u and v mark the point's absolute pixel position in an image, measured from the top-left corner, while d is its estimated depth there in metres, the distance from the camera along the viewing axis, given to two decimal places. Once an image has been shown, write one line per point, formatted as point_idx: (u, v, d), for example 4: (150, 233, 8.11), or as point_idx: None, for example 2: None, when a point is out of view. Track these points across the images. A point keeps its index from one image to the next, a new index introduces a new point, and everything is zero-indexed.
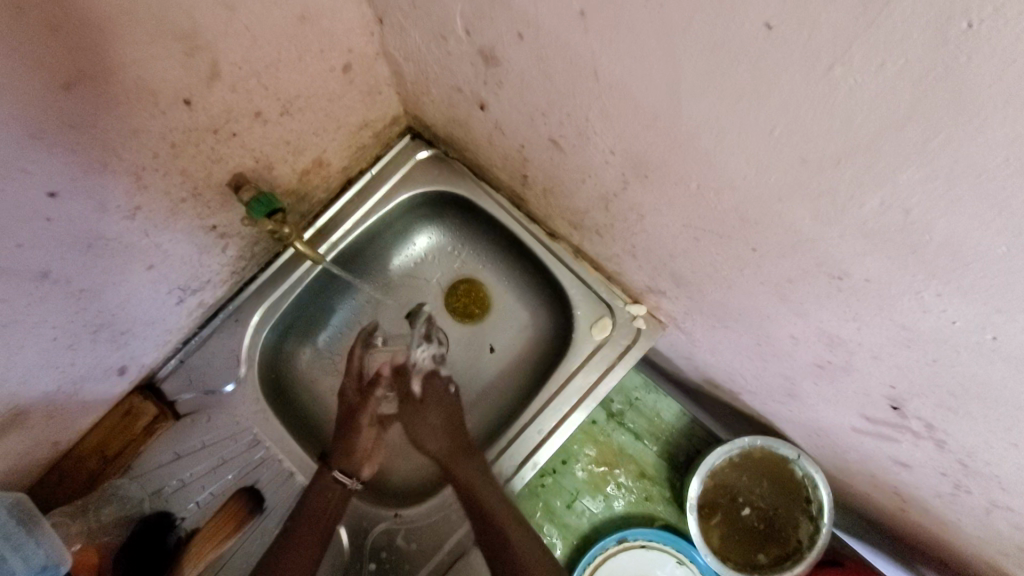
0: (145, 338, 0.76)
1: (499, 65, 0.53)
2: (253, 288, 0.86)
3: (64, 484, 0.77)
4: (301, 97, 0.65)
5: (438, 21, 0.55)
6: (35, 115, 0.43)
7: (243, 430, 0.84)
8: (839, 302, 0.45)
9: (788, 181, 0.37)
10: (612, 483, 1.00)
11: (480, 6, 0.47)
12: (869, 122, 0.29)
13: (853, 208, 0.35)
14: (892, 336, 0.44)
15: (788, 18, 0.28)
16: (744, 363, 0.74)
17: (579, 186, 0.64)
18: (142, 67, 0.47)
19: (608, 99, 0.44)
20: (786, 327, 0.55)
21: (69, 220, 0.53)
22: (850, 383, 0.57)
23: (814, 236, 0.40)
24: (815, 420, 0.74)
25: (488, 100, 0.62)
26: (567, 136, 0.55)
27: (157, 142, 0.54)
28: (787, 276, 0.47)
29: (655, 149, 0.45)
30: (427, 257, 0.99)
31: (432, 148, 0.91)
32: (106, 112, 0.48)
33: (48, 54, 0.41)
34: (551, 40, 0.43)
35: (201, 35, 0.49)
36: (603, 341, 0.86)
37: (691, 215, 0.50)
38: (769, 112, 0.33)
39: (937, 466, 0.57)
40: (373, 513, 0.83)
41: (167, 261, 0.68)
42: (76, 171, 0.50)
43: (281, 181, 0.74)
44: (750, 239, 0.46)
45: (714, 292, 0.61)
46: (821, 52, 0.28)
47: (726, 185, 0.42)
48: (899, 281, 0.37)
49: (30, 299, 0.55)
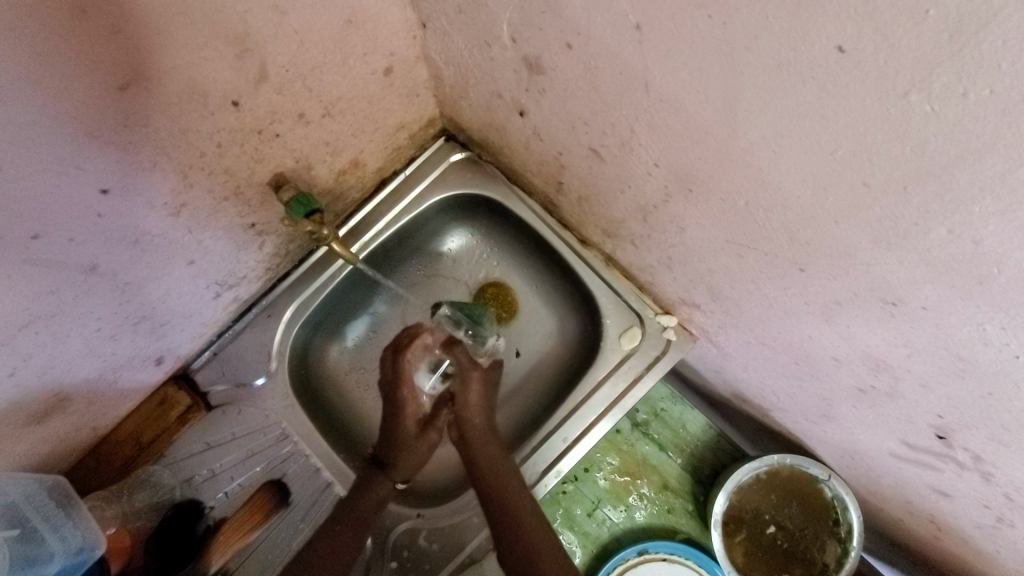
0: (182, 330, 0.78)
1: (544, 73, 0.52)
2: (286, 284, 0.88)
3: (101, 468, 0.79)
4: (343, 99, 0.66)
5: (483, 28, 0.54)
6: (92, 113, 0.44)
7: (272, 423, 0.86)
8: (890, 327, 0.43)
9: (846, 203, 0.36)
10: (635, 494, 0.99)
11: (529, 14, 0.46)
12: (945, 147, 0.28)
13: (917, 234, 0.33)
14: (945, 365, 0.42)
15: (863, 40, 0.27)
16: (779, 380, 0.73)
17: (617, 195, 0.63)
18: (195, 68, 0.48)
19: (657, 111, 0.44)
20: (828, 349, 0.54)
21: (119, 215, 0.54)
22: (893, 409, 0.55)
23: (869, 260, 0.38)
24: (849, 442, 0.72)
25: (529, 108, 0.62)
26: (609, 146, 0.54)
27: (205, 142, 0.55)
28: (835, 298, 0.46)
29: (702, 164, 0.45)
30: (456, 259, 0.99)
31: (466, 150, 0.91)
32: (159, 112, 0.49)
33: (108, 55, 0.42)
34: (601, 50, 0.42)
35: (251, 38, 0.50)
36: (632, 351, 0.86)
37: (735, 231, 0.49)
38: (833, 133, 0.32)
39: (981, 499, 0.56)
40: (396, 512, 0.84)
41: (207, 256, 0.70)
42: (127, 169, 0.51)
43: (320, 180, 0.75)
44: (799, 259, 0.45)
45: (753, 309, 0.60)
46: (898, 75, 0.27)
47: (777, 203, 0.41)
48: (960, 310, 0.36)
49: (79, 290, 0.57)
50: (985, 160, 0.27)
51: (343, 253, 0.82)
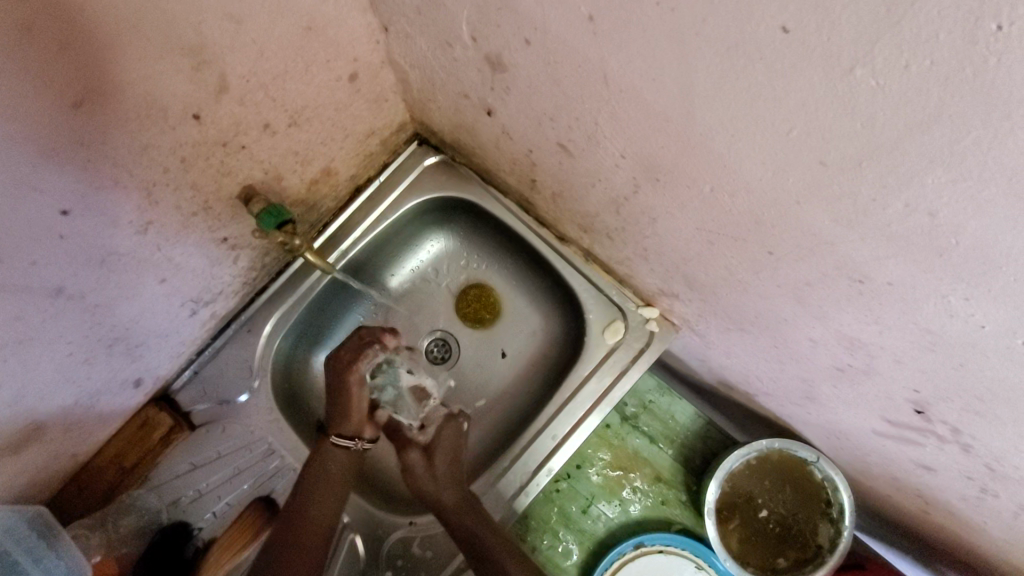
0: (158, 350, 0.77)
1: (506, 71, 0.52)
2: (264, 298, 0.87)
3: (83, 496, 0.78)
4: (309, 107, 0.65)
5: (444, 29, 0.54)
6: (46, 133, 0.43)
7: (259, 438, 0.85)
8: (861, 306, 0.44)
9: (807, 183, 0.36)
10: (628, 488, 0.99)
11: (486, 12, 0.46)
12: (893, 121, 0.28)
13: (876, 210, 0.34)
14: (915, 340, 0.43)
15: (806, 18, 0.26)
16: (760, 364, 0.73)
17: (588, 190, 0.63)
18: (151, 82, 0.47)
19: (617, 102, 0.44)
20: (805, 331, 0.54)
21: (82, 236, 0.53)
22: (872, 387, 0.56)
23: (833, 239, 0.39)
24: (834, 422, 0.72)
25: (495, 106, 0.62)
26: (575, 140, 0.54)
27: (168, 157, 0.54)
28: (806, 279, 0.46)
29: (667, 152, 0.45)
30: (436, 263, 0.99)
31: (439, 154, 0.91)
32: (116, 129, 0.48)
33: (56, 72, 0.41)
34: (559, 44, 0.42)
35: (208, 50, 0.49)
36: (616, 345, 0.86)
37: (705, 218, 0.50)
38: (787, 114, 0.32)
39: (964, 471, 0.56)
40: (389, 520, 0.84)
41: (179, 274, 0.69)
42: (88, 188, 0.50)
43: (291, 191, 0.74)
44: (766, 243, 0.46)
45: (729, 296, 0.61)
46: (842, 51, 0.26)
47: (742, 188, 0.41)
48: (925, 285, 0.36)
49: (45, 315, 0.55)
50: (933, 131, 0.27)
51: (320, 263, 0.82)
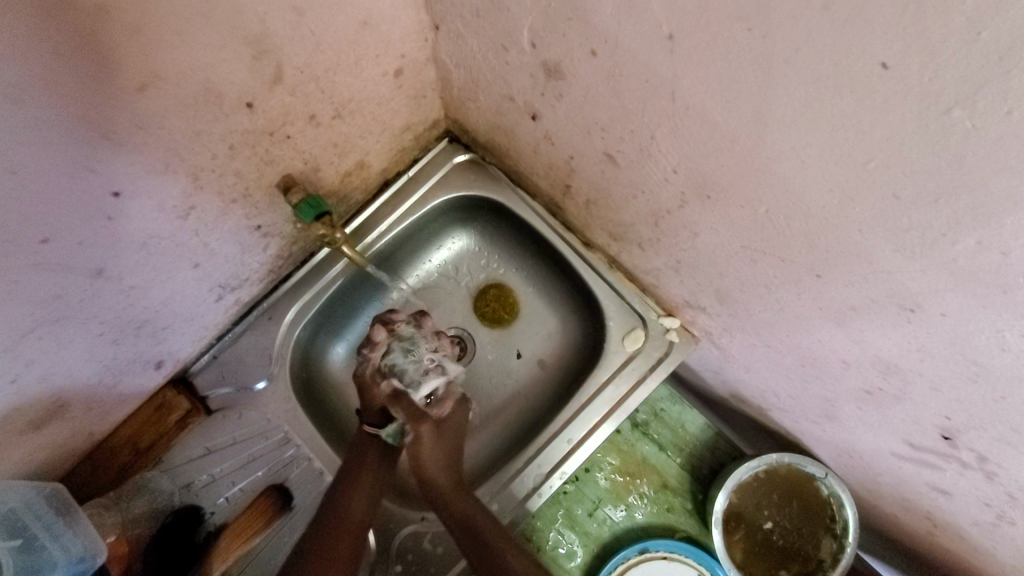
0: (183, 333, 0.76)
1: (562, 78, 0.53)
2: (288, 286, 0.87)
3: (97, 475, 0.78)
4: (353, 100, 0.65)
5: (501, 33, 0.54)
6: (109, 116, 0.43)
7: (275, 427, 0.85)
8: (906, 333, 0.45)
9: (874, 213, 0.37)
10: (635, 493, 1.00)
11: (552, 20, 0.46)
12: (982, 163, 0.28)
13: (944, 244, 0.34)
14: (958, 370, 0.44)
15: (908, 57, 0.27)
16: (781, 380, 0.74)
17: (628, 200, 0.63)
18: (212, 71, 0.47)
19: (681, 119, 0.44)
20: (838, 351, 0.55)
21: (128, 219, 0.53)
22: (900, 411, 0.57)
23: (891, 267, 0.40)
24: (850, 442, 0.74)
25: (542, 111, 0.62)
26: (625, 151, 0.55)
27: (217, 144, 0.54)
28: (851, 303, 0.47)
29: (724, 171, 0.45)
30: (457, 261, 0.99)
31: (469, 152, 0.91)
32: (175, 115, 0.48)
33: (126, 55, 0.40)
34: (628, 57, 0.43)
35: (269, 40, 0.49)
36: (635, 353, 0.86)
37: (753, 237, 0.50)
38: (867, 147, 0.33)
39: (982, 497, 0.58)
40: (401, 514, 0.84)
41: (212, 259, 0.68)
42: (140, 172, 0.50)
43: (325, 182, 0.74)
44: (816, 266, 0.46)
45: (762, 312, 0.61)
46: (940, 93, 0.27)
47: (800, 212, 0.42)
48: (980, 318, 0.37)
49: (85, 295, 0.55)
50: (1022, 176, 0.27)
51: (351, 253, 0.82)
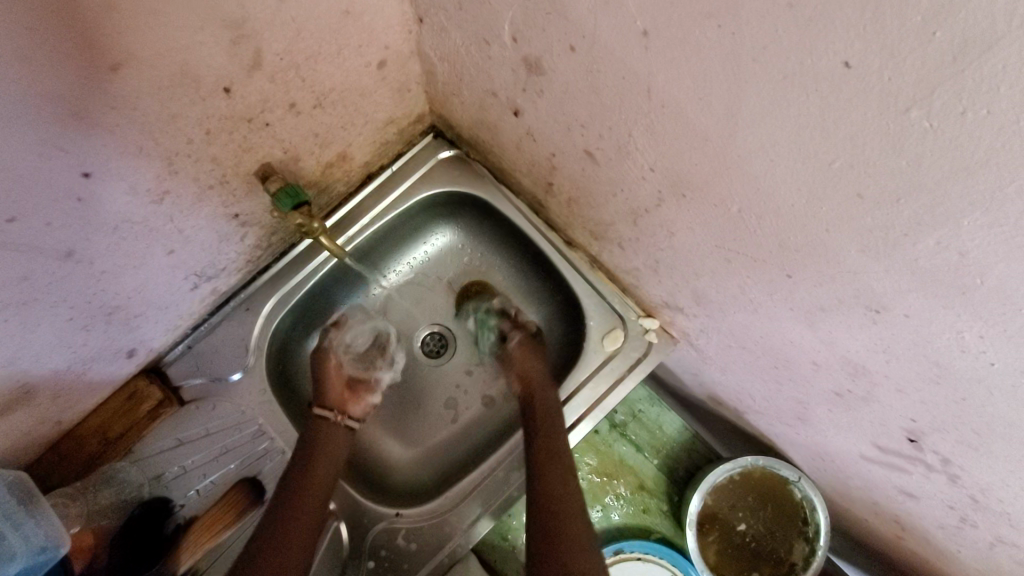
0: (156, 322, 0.75)
1: (543, 74, 0.53)
2: (266, 277, 0.86)
3: (63, 465, 0.76)
4: (335, 91, 0.65)
5: (484, 27, 0.54)
6: (79, 95, 0.43)
7: (248, 419, 0.84)
8: (872, 334, 0.45)
9: (840, 213, 0.37)
10: (611, 494, 1.00)
11: (532, 14, 0.46)
12: (939, 164, 0.29)
13: (906, 245, 0.35)
14: (921, 371, 0.45)
15: (870, 57, 0.27)
16: (757, 383, 0.75)
17: (608, 199, 0.64)
18: (188, 53, 0.47)
19: (657, 116, 0.44)
20: (809, 353, 0.56)
21: (99, 202, 0.52)
22: (867, 413, 0.58)
23: (857, 268, 0.40)
24: (822, 444, 0.74)
25: (523, 107, 0.62)
26: (604, 149, 0.55)
27: (193, 129, 0.53)
28: (820, 304, 0.47)
29: (699, 170, 0.46)
30: (440, 257, 0.99)
31: (454, 148, 0.91)
32: (148, 97, 0.47)
33: (97, 33, 0.40)
34: (605, 54, 0.43)
35: (248, 24, 0.49)
36: (614, 353, 0.87)
37: (726, 237, 0.51)
38: (833, 145, 0.33)
39: (945, 498, 0.59)
40: (375, 510, 0.83)
41: (187, 246, 0.68)
42: (111, 154, 0.49)
43: (306, 173, 0.73)
44: (786, 266, 0.47)
45: (737, 313, 0.62)
46: (900, 93, 0.28)
47: (771, 211, 0.43)
48: (941, 319, 0.38)
49: (52, 277, 0.54)
50: (976, 177, 0.28)
51: (332, 247, 0.81)
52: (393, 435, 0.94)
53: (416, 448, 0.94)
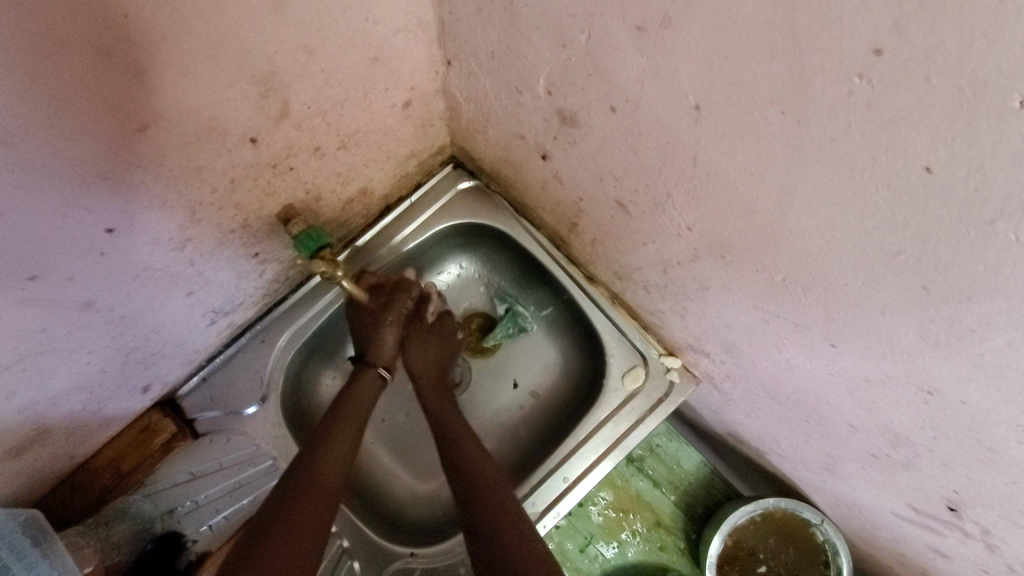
0: (172, 358, 0.74)
1: (577, 127, 0.51)
2: (282, 309, 0.85)
3: (75, 498, 0.74)
4: (360, 132, 0.63)
5: (516, 76, 0.53)
6: (106, 157, 0.41)
7: (262, 452, 0.83)
8: (921, 411, 0.44)
9: (899, 300, 0.35)
10: (628, 530, 0.98)
11: (570, 72, 0.45)
12: (1019, 275, 0.27)
13: (970, 339, 0.33)
14: (970, 451, 0.43)
15: (954, 165, 0.26)
16: (784, 431, 0.72)
17: (638, 247, 0.62)
18: (217, 109, 0.45)
19: (700, 184, 0.43)
20: (846, 416, 0.54)
21: (121, 254, 0.51)
22: (905, 477, 0.56)
23: (912, 351, 0.38)
24: (851, 495, 0.72)
25: (553, 153, 0.61)
26: (639, 203, 0.53)
27: (218, 178, 0.52)
28: (865, 376, 0.46)
29: (742, 237, 0.44)
30: (456, 287, 0.98)
31: (474, 179, 0.90)
32: (174, 152, 0.46)
33: (127, 97, 0.39)
34: (650, 119, 0.41)
35: (277, 77, 0.47)
36: (635, 391, 0.85)
37: (765, 301, 0.49)
38: (899, 238, 0.32)
39: (983, 565, 0.56)
40: (390, 549, 0.81)
41: (206, 286, 0.66)
42: (135, 208, 0.48)
43: (327, 210, 0.72)
44: (830, 336, 0.45)
45: (769, 368, 0.60)
46: (983, 204, 0.26)
47: (819, 286, 0.41)
48: (1000, 410, 0.36)
49: (72, 327, 0.53)
50: None
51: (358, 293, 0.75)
52: (407, 468, 0.92)
53: (430, 481, 0.91)
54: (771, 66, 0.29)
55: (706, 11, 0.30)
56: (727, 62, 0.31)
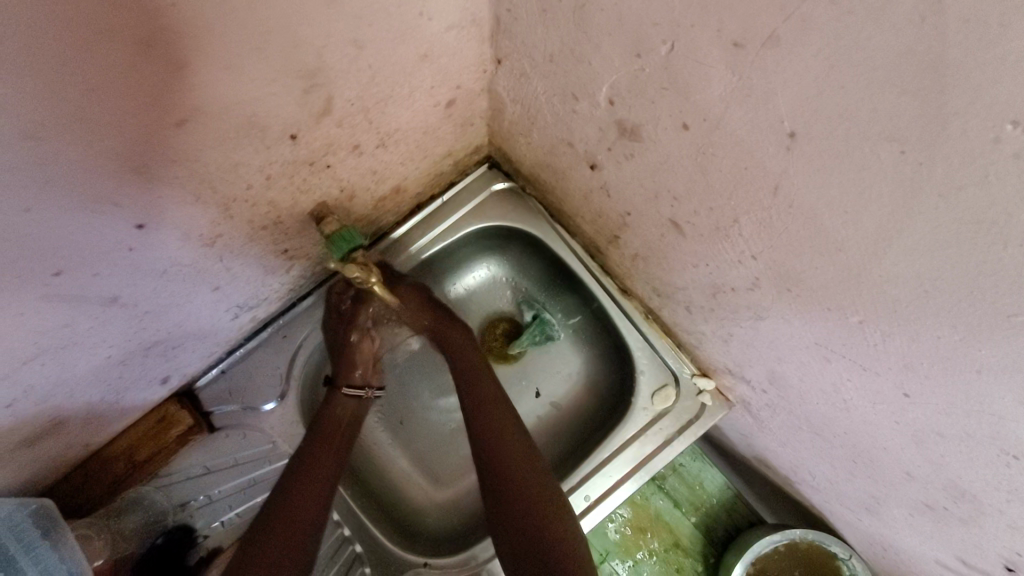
0: (195, 350, 0.72)
1: (638, 140, 0.48)
2: (305, 304, 0.83)
3: (87, 487, 0.71)
4: (400, 131, 0.60)
5: (575, 82, 0.50)
6: (141, 150, 0.39)
7: (278, 450, 0.81)
8: (1000, 475, 0.40)
9: (1003, 362, 0.32)
10: (644, 549, 0.95)
11: (640, 84, 0.42)
12: None
13: None
14: None
15: None
16: (824, 467, 0.69)
17: (687, 268, 0.59)
18: (259, 104, 0.43)
19: (778, 214, 0.39)
20: (904, 464, 0.51)
21: (149, 249, 0.48)
22: (960, 532, 0.52)
23: (1008, 417, 0.35)
24: (889, 538, 0.69)
25: (603, 163, 0.57)
26: (698, 225, 0.50)
27: (255, 175, 0.50)
28: (939, 429, 0.42)
29: (817, 273, 0.41)
30: (482, 290, 0.95)
31: (510, 181, 0.86)
32: (211, 147, 0.43)
33: (166, 88, 0.36)
34: (729, 141, 0.38)
35: (323, 72, 0.44)
36: (663, 412, 0.82)
37: (832, 340, 0.45)
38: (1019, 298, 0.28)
39: None
40: (404, 557, 0.79)
41: (233, 281, 0.64)
42: (168, 204, 0.45)
43: (359, 208, 0.69)
44: (904, 385, 0.42)
45: (821, 406, 0.56)
46: None
47: (904, 333, 0.37)
48: None
49: (94, 322, 0.51)
50: None
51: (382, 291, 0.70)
52: (423, 473, 0.89)
53: (445, 487, 0.89)
54: (899, 100, 0.26)
55: (825, 33, 0.27)
56: (841, 91, 0.28)
